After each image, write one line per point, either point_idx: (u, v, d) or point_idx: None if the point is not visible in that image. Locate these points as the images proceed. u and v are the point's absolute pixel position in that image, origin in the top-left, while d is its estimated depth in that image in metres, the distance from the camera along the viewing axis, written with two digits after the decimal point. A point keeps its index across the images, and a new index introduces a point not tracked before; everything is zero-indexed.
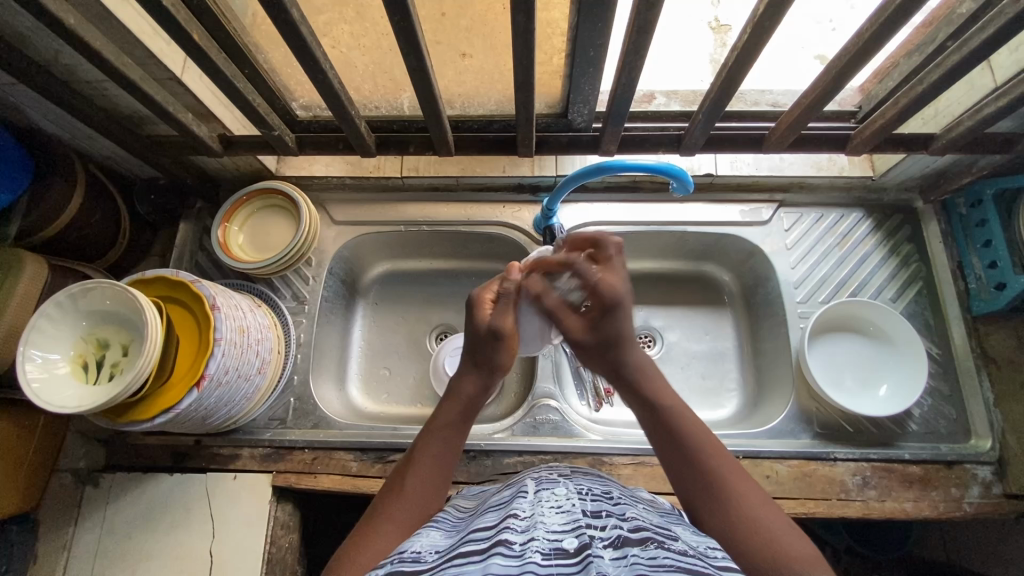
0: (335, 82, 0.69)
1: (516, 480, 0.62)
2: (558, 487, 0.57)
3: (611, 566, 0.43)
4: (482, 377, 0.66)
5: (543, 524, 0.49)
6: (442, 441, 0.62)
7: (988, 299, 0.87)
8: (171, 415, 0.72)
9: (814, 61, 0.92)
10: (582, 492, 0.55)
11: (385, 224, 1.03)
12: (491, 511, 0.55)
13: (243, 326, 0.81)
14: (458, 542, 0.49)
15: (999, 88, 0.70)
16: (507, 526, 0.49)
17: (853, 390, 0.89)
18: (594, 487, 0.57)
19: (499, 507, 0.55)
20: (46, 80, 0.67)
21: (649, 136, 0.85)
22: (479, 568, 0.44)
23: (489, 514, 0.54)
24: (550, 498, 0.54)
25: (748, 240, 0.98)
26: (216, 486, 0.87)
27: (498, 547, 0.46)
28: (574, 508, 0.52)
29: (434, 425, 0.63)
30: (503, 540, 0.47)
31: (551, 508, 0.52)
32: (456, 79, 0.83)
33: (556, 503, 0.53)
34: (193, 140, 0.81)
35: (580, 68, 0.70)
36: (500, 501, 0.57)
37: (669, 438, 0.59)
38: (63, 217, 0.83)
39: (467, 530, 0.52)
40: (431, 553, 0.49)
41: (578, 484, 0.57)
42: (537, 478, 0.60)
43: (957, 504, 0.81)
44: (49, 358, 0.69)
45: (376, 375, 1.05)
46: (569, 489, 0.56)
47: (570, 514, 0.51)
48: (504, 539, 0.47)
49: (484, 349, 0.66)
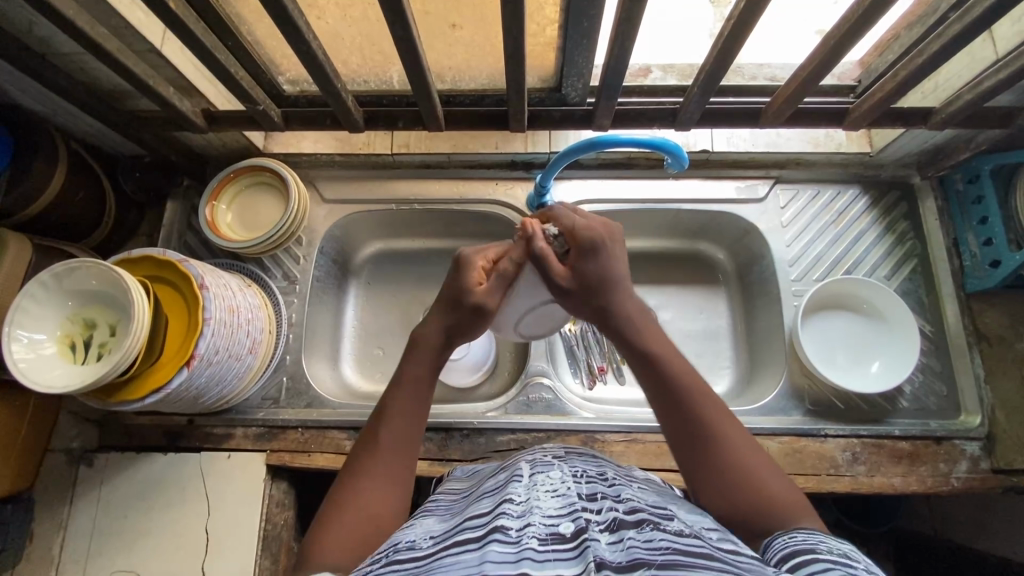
0: (319, 54, 0.66)
1: (510, 463, 0.63)
2: (552, 470, 0.57)
3: (609, 550, 0.43)
4: (438, 358, 0.63)
5: (539, 509, 0.49)
6: (413, 393, 0.59)
7: (982, 277, 0.87)
8: (162, 395, 0.72)
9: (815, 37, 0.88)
10: (576, 475, 0.56)
11: (375, 202, 1.01)
12: (487, 495, 0.55)
13: (233, 306, 0.81)
14: (454, 530, 0.49)
15: (1000, 60, 0.69)
16: (503, 511, 0.49)
17: (845, 368, 0.89)
18: (588, 469, 0.58)
19: (494, 491, 0.55)
20: (19, 52, 0.64)
21: (644, 111, 0.83)
22: (477, 556, 0.44)
23: (484, 498, 0.55)
24: (545, 481, 0.54)
25: (743, 217, 0.97)
26: (210, 465, 0.87)
27: (495, 534, 0.46)
28: (570, 491, 0.52)
29: (405, 373, 0.60)
30: (499, 526, 0.47)
31: (546, 491, 0.53)
32: (445, 52, 0.81)
33: (551, 486, 0.53)
34: (176, 116, 0.78)
35: (574, 39, 0.68)
36: (495, 485, 0.57)
37: (666, 397, 0.57)
38: (46, 197, 0.81)
39: (463, 516, 0.52)
40: (427, 539, 0.49)
41: (573, 467, 0.58)
42: (531, 461, 0.60)
43: (945, 479, 0.82)
44: (36, 338, 0.68)
45: (370, 355, 1.05)
46: (564, 471, 0.56)
47: (566, 498, 0.51)
48: (501, 525, 0.47)
49: (462, 324, 0.63)
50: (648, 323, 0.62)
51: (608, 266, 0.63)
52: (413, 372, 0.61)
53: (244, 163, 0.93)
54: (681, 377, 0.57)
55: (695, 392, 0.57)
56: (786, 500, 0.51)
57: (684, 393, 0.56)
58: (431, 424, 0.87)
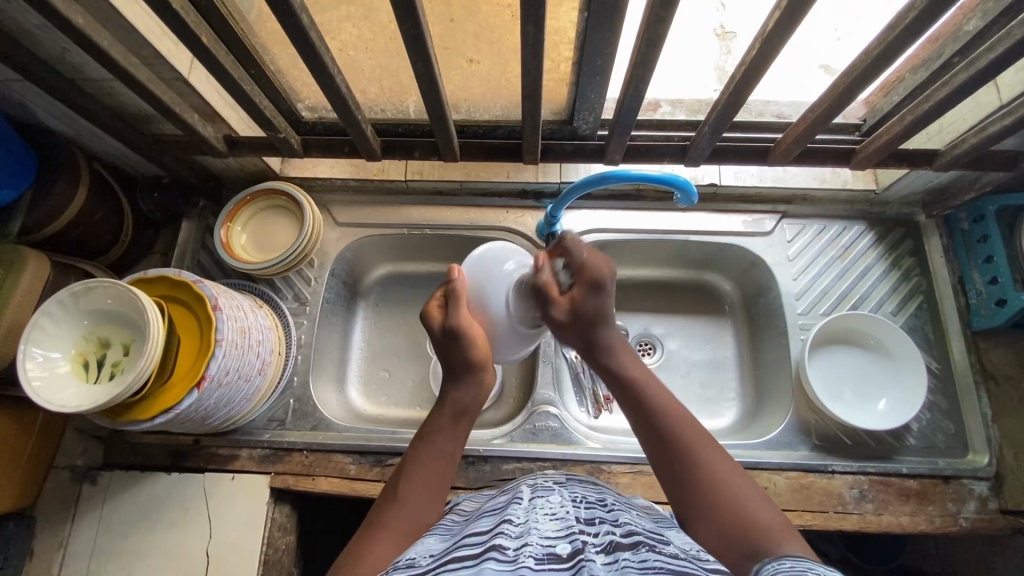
0: (342, 88, 0.68)
1: (512, 488, 0.64)
2: (552, 495, 0.58)
3: (603, 570, 0.44)
4: (451, 426, 0.65)
5: (537, 529, 0.50)
6: (437, 450, 0.64)
7: (988, 315, 0.88)
8: (171, 416, 0.72)
9: (820, 71, 0.94)
10: (577, 500, 0.56)
11: (387, 226, 1.02)
12: (486, 516, 0.55)
13: (245, 327, 0.82)
14: (453, 547, 0.50)
15: (1005, 107, 0.70)
16: (501, 531, 0.50)
17: (851, 404, 0.89)
18: (588, 495, 0.59)
19: (494, 512, 0.56)
20: (52, 79, 0.66)
21: (654, 147, 0.85)
22: (473, 571, 0.44)
23: (484, 518, 0.56)
24: (545, 505, 0.55)
25: (751, 250, 0.98)
26: (214, 486, 0.87)
27: (492, 551, 0.46)
28: (568, 514, 0.53)
29: (427, 434, 0.65)
30: (496, 545, 0.47)
31: (545, 514, 0.53)
32: (462, 84, 0.83)
33: (550, 510, 0.54)
34: (198, 141, 0.80)
35: (587, 76, 0.71)
36: (495, 507, 0.58)
37: (642, 417, 0.62)
38: (66, 215, 0.83)
39: (462, 534, 0.53)
40: (425, 557, 0.49)
41: (572, 492, 0.59)
42: (532, 486, 0.61)
43: (953, 519, 0.82)
44: (50, 357, 0.69)
45: (376, 377, 1.05)
46: (564, 497, 0.57)
47: (564, 521, 0.51)
48: (498, 544, 0.47)
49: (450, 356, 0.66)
50: (626, 348, 0.66)
51: (605, 304, 0.64)
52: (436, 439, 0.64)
53: (261, 186, 0.95)
54: (658, 402, 0.62)
55: (667, 412, 0.61)
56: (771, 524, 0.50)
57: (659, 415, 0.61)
58: None
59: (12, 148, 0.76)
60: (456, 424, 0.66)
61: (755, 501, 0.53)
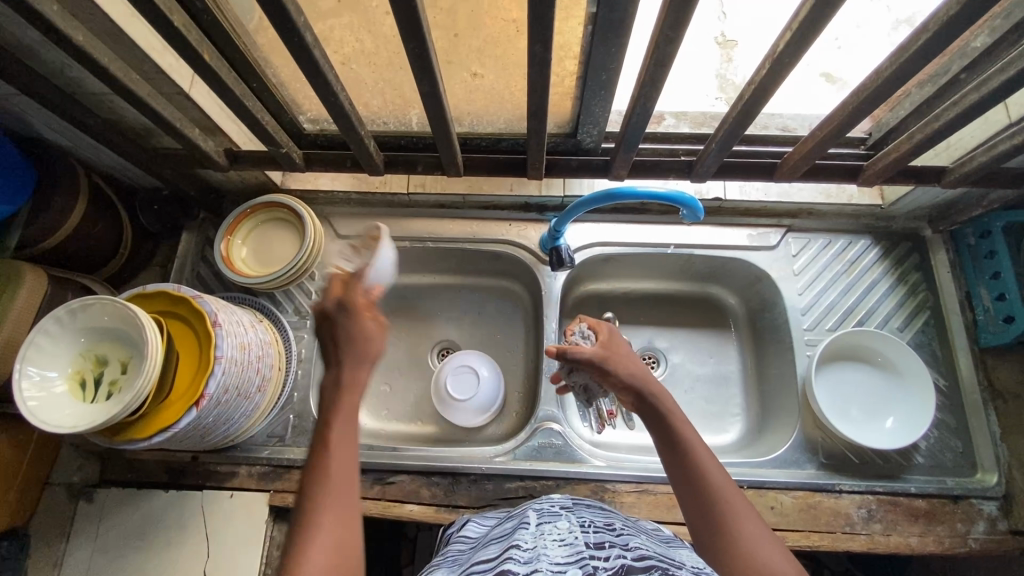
0: (346, 105, 0.67)
1: (518, 512, 0.63)
2: (560, 521, 0.57)
3: None
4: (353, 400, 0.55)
5: (546, 555, 0.49)
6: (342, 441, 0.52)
7: (996, 332, 0.87)
8: (169, 435, 0.71)
9: (820, 79, 0.96)
10: (584, 525, 0.56)
11: (389, 239, 1.02)
12: (493, 543, 0.55)
13: (245, 343, 0.80)
14: None
15: (1015, 125, 0.70)
16: (509, 556, 0.49)
17: (858, 422, 0.88)
18: (596, 519, 0.58)
19: (501, 538, 0.56)
20: (51, 95, 0.65)
21: (659, 162, 0.84)
22: None
23: (491, 544, 0.55)
24: (553, 531, 0.54)
25: (756, 265, 0.97)
26: (212, 503, 0.86)
27: None
28: (577, 540, 0.52)
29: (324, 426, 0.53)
30: (505, 570, 0.46)
31: (554, 540, 0.52)
32: (465, 98, 0.83)
33: (558, 536, 0.53)
34: (199, 156, 0.79)
35: (593, 90, 0.71)
36: (502, 533, 0.57)
37: (673, 453, 0.61)
38: (65, 229, 0.82)
39: (469, 562, 0.52)
40: None
41: (580, 517, 0.58)
42: (538, 511, 0.61)
43: (962, 540, 0.81)
44: (47, 376, 0.68)
45: (377, 391, 1.04)
46: (571, 522, 0.57)
47: (574, 546, 0.51)
48: (507, 570, 0.46)
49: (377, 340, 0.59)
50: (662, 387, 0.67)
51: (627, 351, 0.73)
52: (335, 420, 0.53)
53: (263, 198, 0.94)
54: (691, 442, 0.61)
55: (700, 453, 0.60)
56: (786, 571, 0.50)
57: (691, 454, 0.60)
58: (439, 469, 0.86)
59: None
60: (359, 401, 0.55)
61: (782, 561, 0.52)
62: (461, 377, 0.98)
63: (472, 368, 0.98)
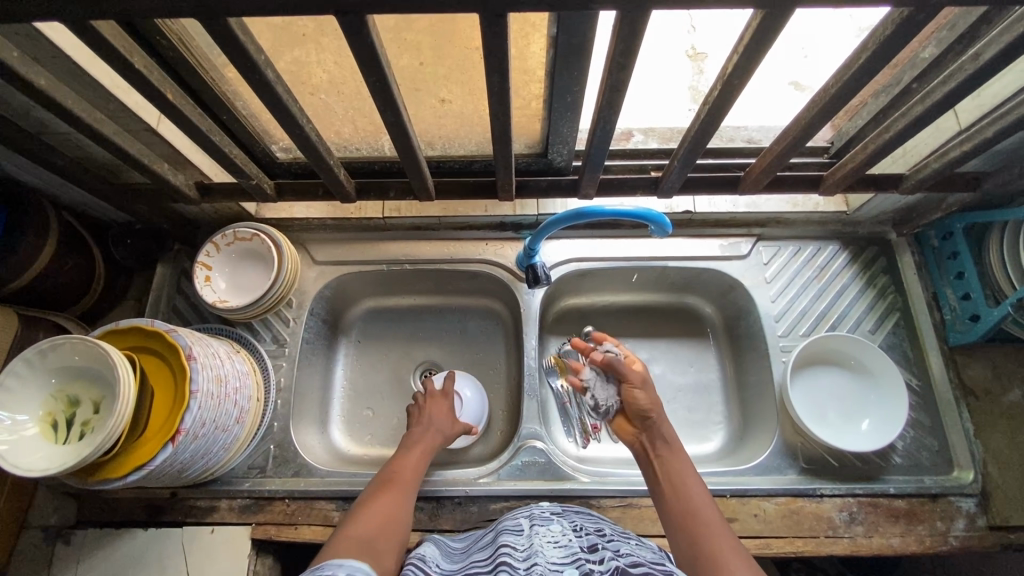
0: (312, 135, 0.67)
1: (511, 518, 0.70)
2: (552, 525, 0.64)
3: None
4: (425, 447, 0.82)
5: (542, 555, 0.55)
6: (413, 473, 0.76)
7: (964, 331, 0.89)
8: (145, 473, 0.70)
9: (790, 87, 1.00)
10: (576, 530, 0.62)
11: (366, 263, 1.02)
12: (494, 541, 0.63)
13: (221, 375, 0.80)
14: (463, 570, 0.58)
15: (963, 132, 0.72)
16: (508, 553, 0.56)
17: (836, 426, 0.89)
18: (587, 525, 0.64)
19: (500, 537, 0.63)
20: (17, 137, 0.65)
21: (626, 180, 0.86)
22: None
23: (491, 543, 0.63)
24: (546, 534, 0.61)
25: (729, 274, 0.99)
26: (193, 540, 0.84)
27: (502, 570, 0.53)
28: (571, 543, 0.58)
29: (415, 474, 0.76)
30: (506, 564, 0.54)
31: (548, 542, 0.59)
32: (435, 123, 0.84)
33: (552, 539, 0.59)
34: (169, 190, 0.79)
35: (559, 113, 0.73)
36: (499, 534, 0.65)
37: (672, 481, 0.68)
38: (34, 269, 0.81)
39: (471, 559, 0.61)
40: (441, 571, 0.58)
41: (572, 522, 0.64)
42: (532, 517, 0.67)
43: (943, 538, 0.81)
44: (17, 420, 0.67)
45: (360, 417, 1.03)
46: (564, 526, 0.63)
47: (568, 548, 0.56)
48: (507, 563, 0.54)
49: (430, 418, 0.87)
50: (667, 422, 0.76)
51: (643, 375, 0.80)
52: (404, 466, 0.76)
53: (223, 232, 0.92)
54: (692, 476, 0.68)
55: (694, 483, 0.67)
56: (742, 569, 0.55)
57: (688, 482, 0.67)
58: (421, 494, 0.85)
59: None
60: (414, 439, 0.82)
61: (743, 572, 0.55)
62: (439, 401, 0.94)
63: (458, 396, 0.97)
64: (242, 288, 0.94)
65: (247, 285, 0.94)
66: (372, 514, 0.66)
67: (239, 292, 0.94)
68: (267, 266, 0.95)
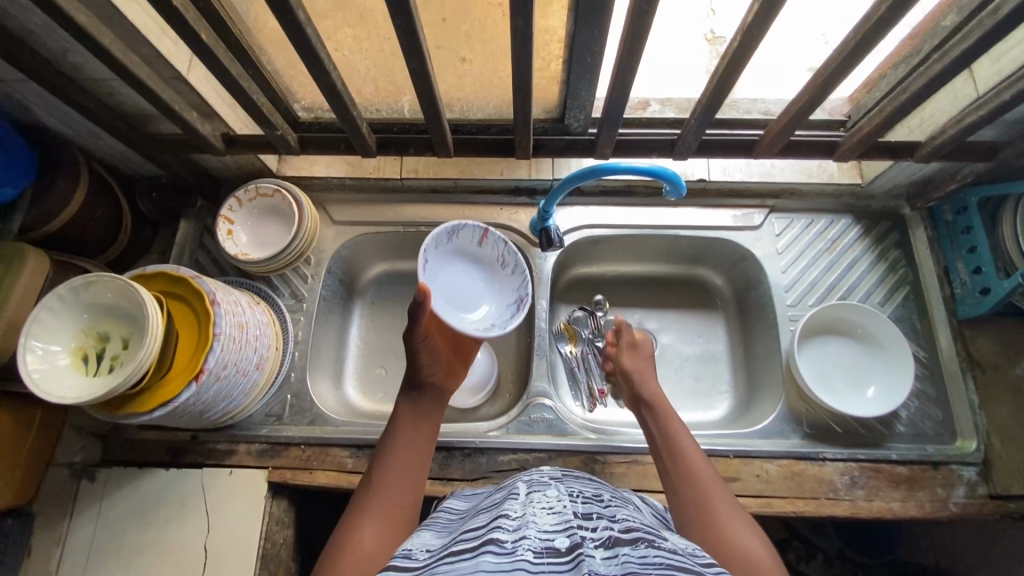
0: (337, 83, 0.69)
1: (509, 484, 0.65)
2: (549, 489, 0.59)
3: (602, 565, 0.44)
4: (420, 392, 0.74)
5: (534, 523, 0.51)
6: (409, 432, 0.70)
7: (973, 304, 0.89)
8: (170, 408, 0.73)
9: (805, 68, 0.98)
10: (573, 495, 0.57)
11: (383, 224, 1.04)
12: (484, 512, 0.57)
13: (243, 322, 0.83)
14: (449, 543, 0.52)
15: (981, 97, 0.73)
16: (498, 525, 0.51)
17: (842, 392, 0.91)
18: (585, 490, 0.60)
19: (492, 508, 0.58)
20: (55, 79, 0.68)
21: (642, 141, 0.87)
22: (470, 565, 0.45)
23: (481, 515, 0.57)
24: (542, 499, 0.56)
25: (740, 245, 1.00)
26: (212, 482, 0.87)
27: (489, 545, 0.47)
28: (565, 508, 0.54)
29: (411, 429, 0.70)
30: (493, 538, 0.48)
31: (542, 508, 0.54)
32: (456, 83, 0.86)
33: (547, 504, 0.55)
34: (196, 139, 0.81)
35: (577, 74, 0.73)
36: (492, 503, 0.59)
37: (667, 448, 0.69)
38: (66, 214, 0.84)
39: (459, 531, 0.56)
40: (424, 551, 0.52)
41: (569, 487, 0.60)
42: (528, 481, 0.62)
43: (943, 504, 0.83)
44: (50, 350, 0.70)
45: (373, 375, 1.06)
46: (560, 491, 0.58)
47: (562, 515, 0.52)
48: (495, 538, 0.48)
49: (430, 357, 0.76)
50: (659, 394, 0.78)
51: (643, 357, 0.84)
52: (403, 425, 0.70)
53: (246, 187, 0.94)
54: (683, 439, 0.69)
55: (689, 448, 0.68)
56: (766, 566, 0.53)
57: (682, 448, 0.68)
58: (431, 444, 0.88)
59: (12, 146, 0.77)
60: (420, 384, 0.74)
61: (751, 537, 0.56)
62: (454, 275, 0.86)
63: (505, 256, 0.89)
64: (261, 241, 0.97)
65: (266, 240, 0.97)
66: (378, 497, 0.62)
67: (259, 245, 0.97)
68: (286, 223, 0.97)
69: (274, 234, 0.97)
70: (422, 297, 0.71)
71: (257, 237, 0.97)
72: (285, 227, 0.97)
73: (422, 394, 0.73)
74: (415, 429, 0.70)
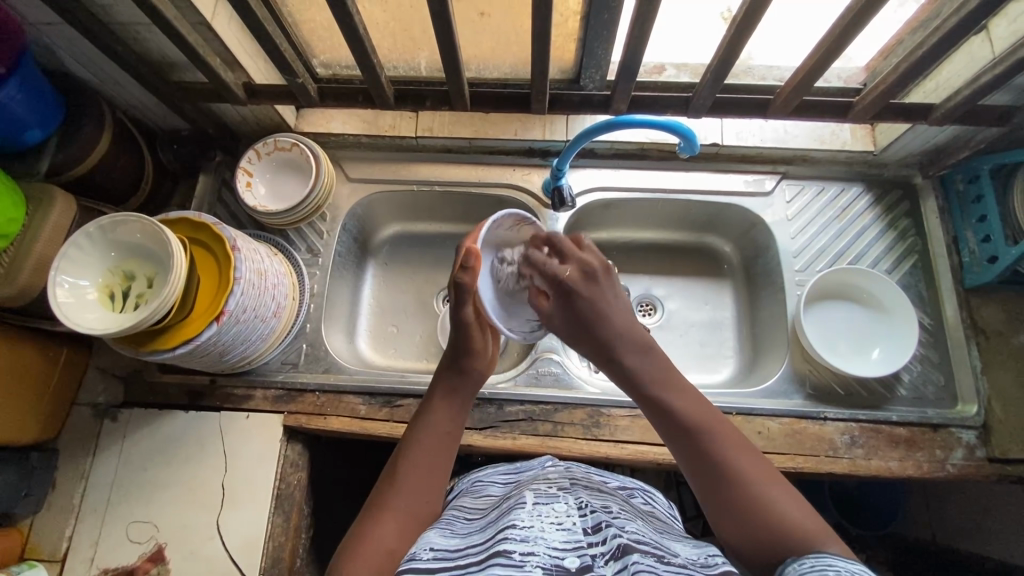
0: (360, 28, 0.71)
1: (516, 490, 0.63)
2: (557, 502, 0.57)
3: None
4: (453, 379, 0.70)
5: (545, 537, 0.51)
6: (444, 420, 0.67)
7: (980, 272, 0.90)
8: (192, 347, 0.76)
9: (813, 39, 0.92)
10: (582, 507, 0.56)
11: (398, 183, 1.05)
12: (491, 519, 0.57)
13: (262, 269, 0.85)
14: (458, 552, 0.52)
15: (996, 58, 0.73)
16: (507, 535, 0.51)
17: (845, 354, 0.92)
18: (593, 500, 0.59)
19: (499, 517, 0.56)
20: (84, 18, 0.70)
21: (659, 98, 0.87)
22: None
23: (490, 522, 0.57)
24: (550, 512, 0.55)
25: (750, 210, 1.00)
26: (230, 424, 0.90)
27: (498, 558, 0.49)
28: (574, 524, 0.53)
29: (440, 424, 0.66)
30: (502, 551, 0.49)
31: (551, 521, 0.54)
32: (474, 39, 0.87)
33: (556, 518, 0.54)
34: (219, 87, 0.83)
35: (594, 31, 0.74)
36: (500, 509, 0.59)
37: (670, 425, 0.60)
38: (92, 159, 0.86)
39: (468, 534, 0.56)
40: (429, 550, 0.53)
41: (578, 497, 0.59)
42: (535, 490, 0.60)
43: (940, 465, 0.84)
44: (78, 284, 0.72)
45: (385, 332, 1.08)
46: (569, 503, 0.57)
47: (571, 530, 0.52)
48: (504, 550, 0.49)
49: (463, 336, 0.70)
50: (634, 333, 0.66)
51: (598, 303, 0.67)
52: (437, 417, 0.67)
53: (265, 140, 0.96)
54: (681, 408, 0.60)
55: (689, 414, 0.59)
56: (812, 526, 0.51)
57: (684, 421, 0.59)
58: None
59: (42, 90, 0.79)
60: (460, 375, 0.70)
61: (788, 502, 0.53)
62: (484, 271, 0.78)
63: None
64: (280, 193, 0.99)
65: (283, 193, 0.99)
66: (404, 493, 0.60)
67: (276, 197, 0.99)
68: (303, 176, 0.99)
69: (291, 188, 0.99)
70: (468, 258, 0.70)
71: (276, 188, 0.99)
72: (303, 179, 0.99)
73: (465, 380, 0.70)
74: (451, 420, 0.67)
